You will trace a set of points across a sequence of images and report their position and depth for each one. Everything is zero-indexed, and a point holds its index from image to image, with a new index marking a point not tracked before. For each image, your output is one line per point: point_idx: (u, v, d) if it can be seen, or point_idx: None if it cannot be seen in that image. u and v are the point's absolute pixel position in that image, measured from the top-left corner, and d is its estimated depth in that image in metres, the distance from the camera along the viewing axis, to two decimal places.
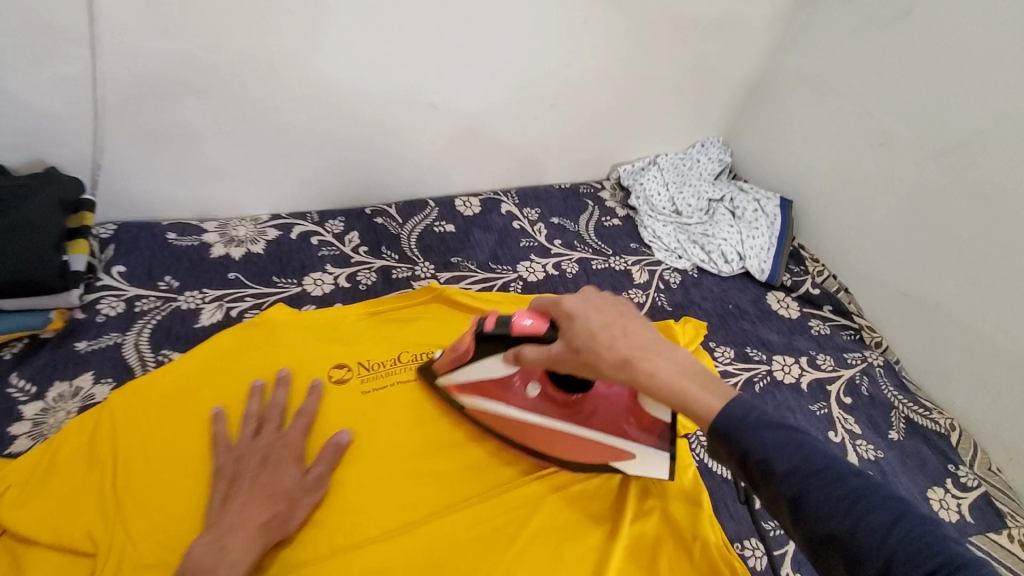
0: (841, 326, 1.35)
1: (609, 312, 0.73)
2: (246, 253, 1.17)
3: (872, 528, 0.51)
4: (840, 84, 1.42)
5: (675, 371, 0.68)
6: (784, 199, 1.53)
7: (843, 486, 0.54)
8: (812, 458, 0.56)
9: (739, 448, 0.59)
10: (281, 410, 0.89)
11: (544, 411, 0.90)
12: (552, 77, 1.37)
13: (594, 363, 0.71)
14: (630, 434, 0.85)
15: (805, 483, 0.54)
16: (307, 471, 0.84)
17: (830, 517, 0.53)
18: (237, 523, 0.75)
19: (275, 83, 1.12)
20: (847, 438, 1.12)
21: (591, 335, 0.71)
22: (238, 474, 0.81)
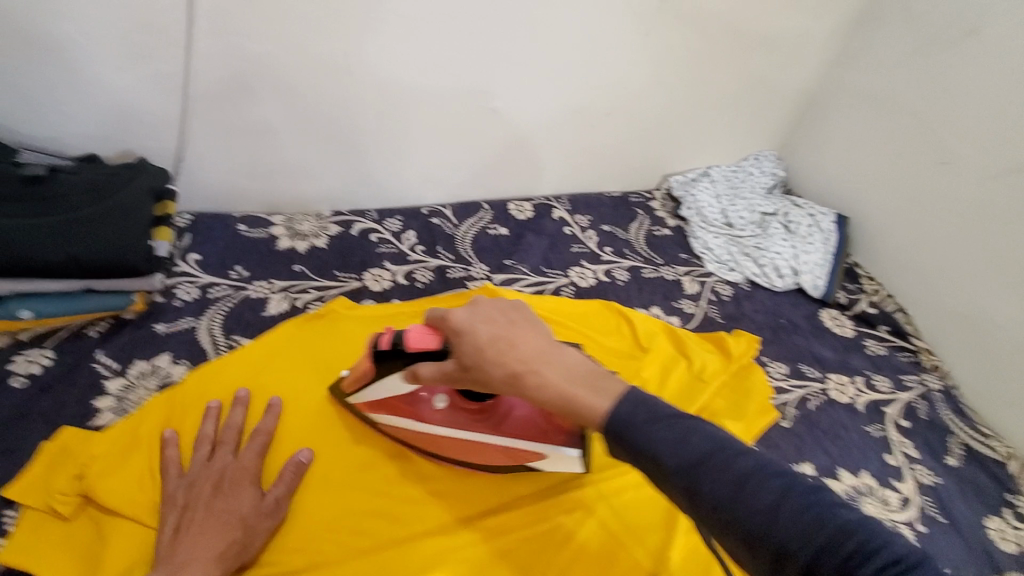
0: (898, 347, 1.32)
1: (497, 325, 0.70)
2: (310, 247, 1.22)
3: (758, 509, 0.53)
4: (902, 101, 1.39)
5: (565, 377, 0.66)
6: (840, 216, 1.51)
7: (724, 469, 0.55)
8: (692, 445, 0.57)
9: (631, 446, 0.59)
10: (237, 431, 0.85)
11: (451, 423, 0.86)
12: (610, 86, 1.38)
13: (485, 379, 0.69)
14: (545, 435, 0.84)
15: (696, 473, 0.56)
16: (265, 494, 0.80)
17: (726, 505, 0.54)
18: (192, 557, 0.69)
19: (347, 84, 1.16)
20: (904, 462, 1.10)
21: (478, 350, 0.69)
22: (190, 503, 0.76)
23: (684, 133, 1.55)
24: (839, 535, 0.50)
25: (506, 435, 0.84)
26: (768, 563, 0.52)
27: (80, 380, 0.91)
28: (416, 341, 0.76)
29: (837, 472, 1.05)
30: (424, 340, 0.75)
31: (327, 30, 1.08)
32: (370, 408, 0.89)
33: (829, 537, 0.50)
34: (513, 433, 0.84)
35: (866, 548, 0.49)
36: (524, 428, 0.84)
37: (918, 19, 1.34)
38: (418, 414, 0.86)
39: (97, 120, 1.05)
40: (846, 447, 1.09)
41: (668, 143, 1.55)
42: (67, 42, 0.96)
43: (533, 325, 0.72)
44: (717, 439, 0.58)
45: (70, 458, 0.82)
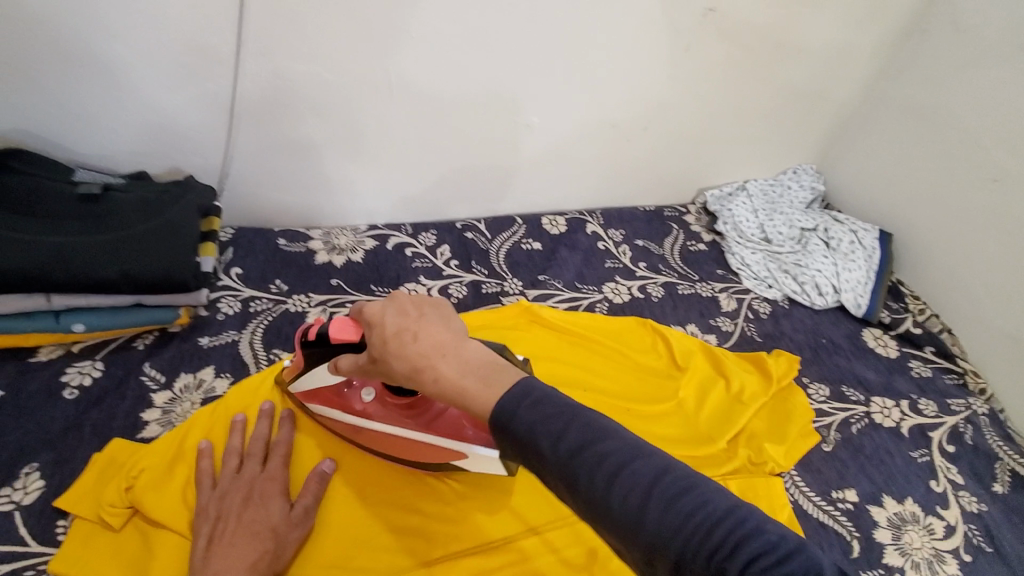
0: (944, 369, 1.27)
1: (407, 314, 0.66)
2: (347, 261, 1.23)
3: (631, 502, 0.50)
4: (949, 115, 1.35)
5: (457, 369, 0.61)
6: (882, 232, 1.47)
7: (598, 460, 0.52)
8: (568, 437, 0.53)
9: (514, 438, 0.55)
10: (264, 443, 0.87)
11: (385, 418, 0.87)
12: (646, 100, 1.37)
13: (389, 371, 0.66)
14: (466, 435, 0.82)
15: (576, 463, 0.52)
16: (294, 505, 0.82)
17: (599, 498, 0.51)
18: (228, 565, 0.70)
19: (386, 100, 1.18)
20: (950, 489, 1.05)
21: (383, 342, 0.66)
22: (222, 513, 0.77)
23: (721, 146, 1.53)
24: (709, 527, 0.48)
25: (431, 433, 0.84)
26: (640, 553, 0.50)
27: (128, 392, 0.94)
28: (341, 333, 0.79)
29: (880, 499, 1.01)
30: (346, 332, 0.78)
31: (369, 48, 1.10)
32: (308, 398, 0.91)
33: (698, 530, 0.48)
34: (438, 431, 0.84)
35: (737, 544, 0.47)
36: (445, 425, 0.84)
37: (968, 31, 1.30)
38: (348, 405, 0.89)
39: (147, 138, 1.09)
40: (890, 473, 1.05)
41: (704, 157, 1.53)
42: (123, 65, 1.00)
43: (448, 319, 0.66)
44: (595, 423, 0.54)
45: (117, 470, 0.84)
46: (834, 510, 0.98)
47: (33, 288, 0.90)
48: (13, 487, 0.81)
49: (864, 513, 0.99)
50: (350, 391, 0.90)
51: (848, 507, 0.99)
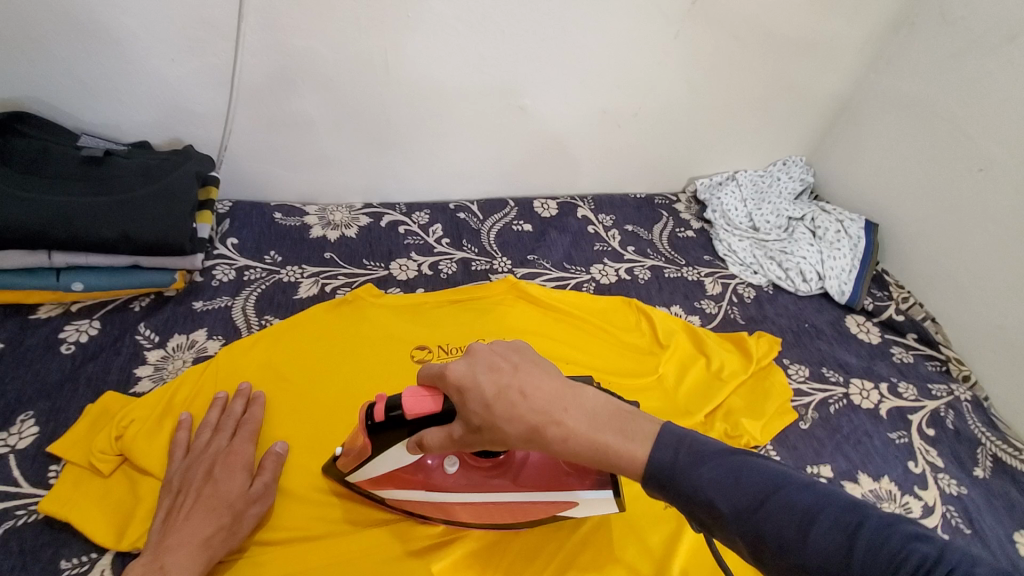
0: (926, 356, 1.29)
1: (500, 372, 0.64)
2: (341, 236, 1.27)
3: (826, 553, 0.49)
4: (935, 106, 1.38)
5: (588, 424, 0.62)
6: (869, 222, 1.49)
7: (780, 512, 0.52)
8: (745, 489, 0.54)
9: (682, 496, 0.56)
10: (236, 420, 0.88)
11: (475, 487, 0.79)
12: (639, 86, 1.40)
13: (503, 438, 0.64)
14: (566, 482, 0.77)
15: (759, 516, 0.52)
16: (255, 481, 0.82)
17: (790, 551, 0.50)
18: (182, 540, 0.72)
19: (384, 80, 1.22)
20: (928, 470, 1.07)
21: (487, 408, 0.63)
22: (183, 489, 0.78)
23: (712, 136, 1.55)
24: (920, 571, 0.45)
25: (526, 489, 0.77)
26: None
27: (123, 349, 0.97)
28: (416, 406, 0.70)
29: (856, 477, 1.03)
30: (424, 404, 0.70)
31: (368, 27, 1.14)
32: (375, 482, 0.81)
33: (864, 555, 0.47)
34: (533, 485, 0.77)
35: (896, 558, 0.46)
36: (543, 478, 0.77)
37: (955, 23, 1.33)
38: (429, 481, 0.80)
39: (150, 110, 1.12)
40: (867, 452, 1.07)
41: (695, 146, 1.56)
42: (128, 35, 1.04)
43: (535, 361, 0.67)
44: (767, 476, 0.55)
45: (108, 421, 0.87)
46: None
47: (36, 246, 0.93)
48: (9, 432, 0.84)
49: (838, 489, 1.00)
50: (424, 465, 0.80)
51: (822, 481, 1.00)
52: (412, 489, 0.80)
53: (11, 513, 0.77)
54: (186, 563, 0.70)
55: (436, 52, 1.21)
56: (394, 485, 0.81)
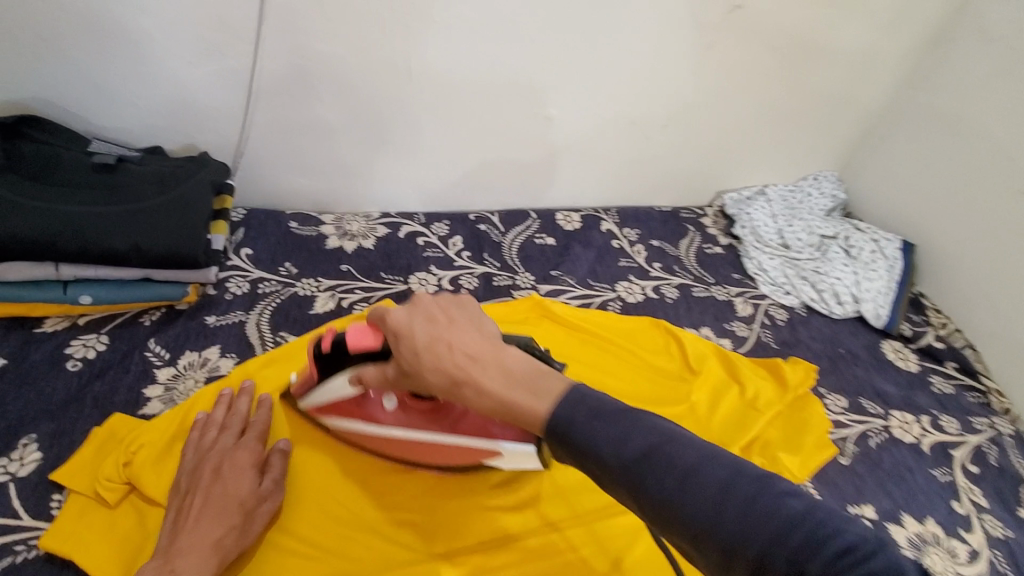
0: (966, 386, 1.23)
1: (437, 322, 0.66)
2: (358, 248, 1.21)
3: (703, 507, 0.48)
4: (975, 124, 1.32)
5: (501, 382, 0.61)
6: (905, 242, 1.43)
7: (663, 464, 0.51)
8: (633, 441, 0.53)
9: (576, 449, 0.55)
10: (243, 418, 0.84)
11: (410, 424, 0.84)
12: (669, 97, 1.35)
13: (425, 383, 0.65)
14: (492, 433, 0.76)
15: (642, 468, 0.51)
16: (262, 480, 0.79)
17: (671, 504, 0.49)
18: (193, 544, 0.67)
19: (407, 87, 1.17)
20: (972, 511, 1.01)
21: (415, 354, 0.65)
22: (190, 489, 0.74)
23: (742, 149, 1.50)
24: (790, 528, 0.45)
25: (458, 434, 0.80)
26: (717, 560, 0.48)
27: (132, 367, 0.92)
28: (358, 340, 0.75)
29: (899, 518, 0.97)
30: (365, 339, 0.75)
31: (391, 31, 1.09)
32: (323, 410, 0.88)
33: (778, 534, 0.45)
34: (464, 431, 0.79)
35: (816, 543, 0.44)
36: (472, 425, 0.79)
37: (998, 40, 1.28)
38: (368, 413, 0.85)
39: (164, 114, 1.08)
40: (910, 491, 1.01)
41: (724, 160, 1.51)
42: (144, 36, 0.99)
43: (475, 323, 0.67)
44: (651, 427, 0.54)
45: (116, 445, 0.82)
46: None
47: (43, 257, 0.89)
48: (10, 458, 0.80)
49: (882, 531, 0.95)
50: (369, 399, 0.85)
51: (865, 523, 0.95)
52: (355, 420, 0.86)
53: (11, 548, 0.72)
54: (199, 569, 0.66)
55: (461, 58, 1.16)
56: (339, 414, 0.87)
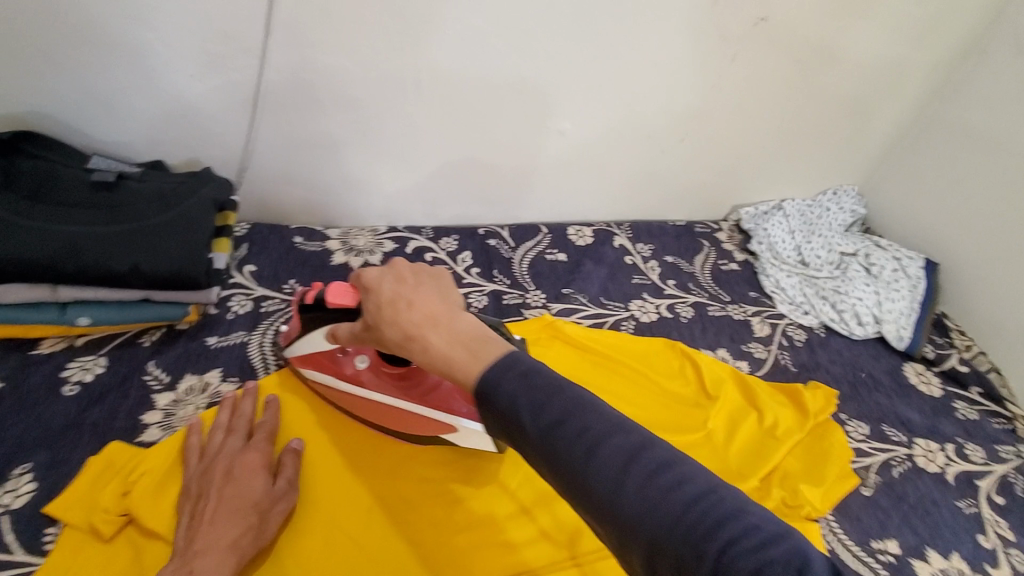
0: (992, 412, 1.19)
1: (404, 282, 0.65)
2: (364, 264, 1.18)
3: (612, 475, 0.47)
4: (1004, 141, 1.28)
5: (446, 341, 0.59)
6: (928, 261, 1.38)
7: (578, 430, 0.50)
8: (551, 406, 0.51)
9: (497, 408, 0.53)
10: (248, 420, 0.84)
11: (376, 387, 0.88)
12: (686, 111, 1.31)
13: (381, 337, 0.65)
14: (455, 408, 0.85)
15: (557, 431, 0.50)
16: (276, 481, 0.78)
17: (578, 467, 0.48)
18: (210, 543, 0.67)
19: (418, 101, 1.14)
20: (1000, 546, 0.97)
21: (378, 309, 0.64)
22: (202, 492, 0.73)
23: (759, 163, 1.46)
24: (694, 504, 0.45)
25: (422, 404, 0.86)
26: (615, 531, 0.47)
27: (131, 391, 0.89)
28: (336, 297, 0.76)
29: (924, 553, 0.93)
30: (344, 298, 0.76)
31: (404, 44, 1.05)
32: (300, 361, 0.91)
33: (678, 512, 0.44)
34: (428, 402, 0.86)
35: (721, 525, 0.43)
36: (437, 398, 0.86)
37: None
38: (338, 369, 0.89)
39: (166, 127, 1.05)
40: (936, 524, 0.97)
41: (741, 173, 1.47)
42: (147, 50, 0.96)
43: (444, 288, 0.66)
44: (571, 392, 0.53)
45: (115, 473, 0.79)
46: (874, 562, 0.90)
47: (40, 279, 0.86)
48: (4, 488, 0.77)
49: (907, 568, 0.90)
50: (342, 356, 0.89)
51: (890, 559, 0.91)
52: (330, 376, 0.90)
53: None
54: (218, 568, 0.65)
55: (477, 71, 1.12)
56: (311, 365, 0.91)
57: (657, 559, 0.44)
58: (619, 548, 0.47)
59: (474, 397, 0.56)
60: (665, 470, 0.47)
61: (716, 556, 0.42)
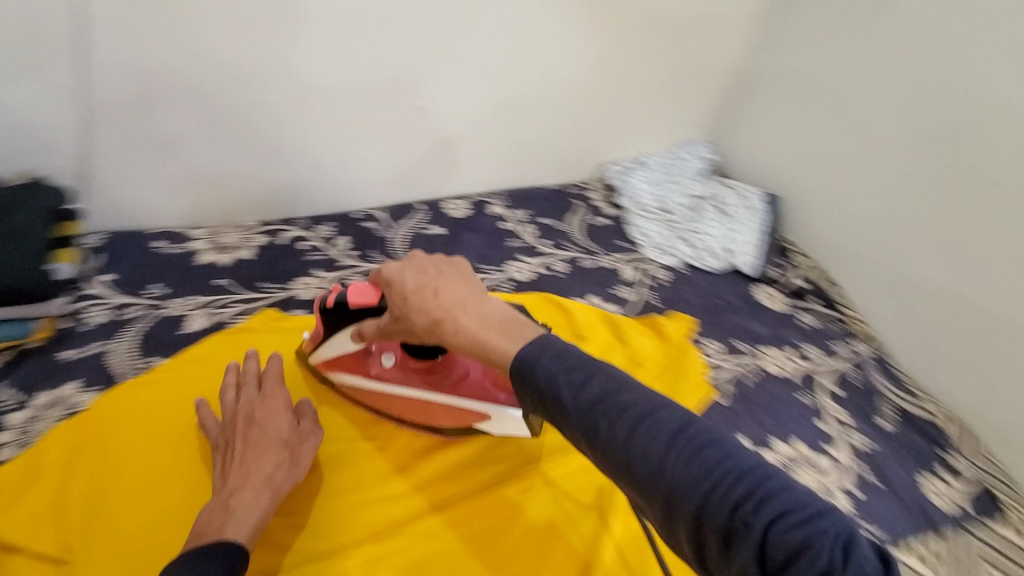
0: (828, 317, 1.36)
1: (427, 272, 0.69)
2: (235, 259, 1.17)
3: (652, 452, 0.50)
4: (818, 79, 1.44)
5: (478, 323, 0.64)
6: (769, 195, 1.55)
7: (614, 410, 0.53)
8: (589, 386, 0.55)
9: (536, 388, 0.57)
10: (256, 375, 0.88)
11: (408, 383, 0.91)
12: (538, 78, 1.38)
13: (411, 326, 0.69)
14: (494, 396, 0.86)
15: (593, 410, 0.54)
16: (302, 420, 0.85)
17: (618, 445, 0.52)
18: (244, 481, 0.73)
19: (268, 90, 1.14)
20: (837, 428, 1.11)
21: (404, 299, 0.68)
22: (231, 440, 0.79)
23: (618, 123, 1.57)
24: (737, 482, 0.47)
25: (458, 396, 0.88)
26: (661, 507, 0.50)
27: None
28: (359, 298, 0.80)
29: (771, 443, 1.05)
30: (367, 296, 0.80)
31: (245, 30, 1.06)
32: (327, 366, 0.94)
33: (725, 485, 0.47)
34: (463, 394, 0.88)
35: (772, 498, 0.45)
36: (472, 389, 0.88)
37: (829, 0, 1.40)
38: (368, 370, 0.92)
39: None
40: (781, 418, 1.09)
41: (602, 133, 1.57)
42: None
43: (466, 277, 0.70)
44: (608, 375, 0.56)
45: None
46: None
47: None
48: None
49: None
50: (369, 357, 0.92)
51: None
52: (357, 376, 0.93)
53: None
54: (255, 506, 0.71)
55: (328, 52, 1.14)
56: (339, 370, 0.94)
57: (700, 530, 0.47)
58: (664, 522, 0.51)
59: (515, 382, 0.60)
60: (709, 445, 0.50)
61: (759, 531, 0.44)
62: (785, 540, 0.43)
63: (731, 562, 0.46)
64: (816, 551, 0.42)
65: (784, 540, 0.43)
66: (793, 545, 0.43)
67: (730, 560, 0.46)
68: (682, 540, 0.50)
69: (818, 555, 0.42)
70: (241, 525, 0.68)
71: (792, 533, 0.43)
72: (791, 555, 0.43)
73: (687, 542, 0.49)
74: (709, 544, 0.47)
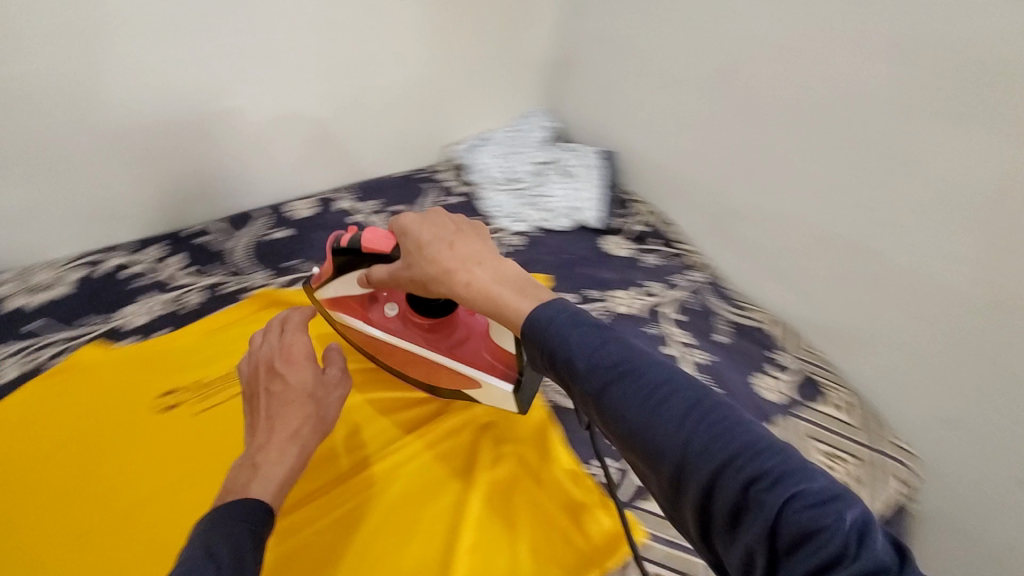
0: (669, 255, 1.48)
1: (445, 228, 0.74)
2: (51, 298, 1.09)
3: (667, 424, 0.50)
4: (623, 36, 1.53)
5: (491, 276, 0.68)
6: (607, 151, 1.64)
7: (629, 378, 0.53)
8: (607, 349, 0.56)
9: (546, 351, 0.58)
10: (281, 324, 0.82)
11: (406, 335, 0.94)
12: (353, 66, 1.36)
13: (423, 278, 0.73)
14: (498, 366, 0.88)
15: (613, 377, 0.54)
16: (328, 369, 0.80)
17: (632, 410, 0.52)
18: (271, 437, 0.69)
19: (50, 118, 1.07)
20: (679, 350, 1.21)
21: (421, 246, 0.73)
22: (255, 393, 0.75)
23: (452, 103, 1.59)
24: (758, 459, 0.46)
25: (456, 358, 0.90)
26: (665, 481, 0.50)
27: None
28: (376, 241, 0.84)
29: None
30: (382, 242, 0.84)
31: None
32: (332, 305, 1.00)
33: (743, 463, 0.46)
34: (462, 357, 0.91)
35: (792, 480, 0.45)
36: (472, 354, 0.90)
37: None
38: (368, 316, 0.97)
39: None
40: None
41: (439, 115, 1.59)
42: None
43: (482, 236, 0.74)
44: (626, 345, 0.56)
45: None
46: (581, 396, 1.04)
47: None
48: None
49: None
50: (374, 303, 0.98)
51: None
52: (355, 319, 0.98)
53: None
54: (282, 461, 0.67)
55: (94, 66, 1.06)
56: (339, 309, 0.99)
57: (712, 507, 0.47)
58: (672, 500, 0.50)
59: (527, 340, 0.61)
60: (727, 417, 0.49)
61: (776, 509, 0.43)
62: (799, 521, 0.43)
63: (735, 540, 0.45)
64: (832, 535, 0.41)
65: (796, 519, 0.43)
66: (805, 528, 0.42)
67: (736, 538, 0.45)
68: (689, 521, 0.49)
69: (832, 535, 0.41)
70: (265, 482, 0.64)
71: (810, 514, 0.42)
72: (802, 536, 0.42)
73: (695, 523, 0.49)
74: (717, 521, 0.46)
